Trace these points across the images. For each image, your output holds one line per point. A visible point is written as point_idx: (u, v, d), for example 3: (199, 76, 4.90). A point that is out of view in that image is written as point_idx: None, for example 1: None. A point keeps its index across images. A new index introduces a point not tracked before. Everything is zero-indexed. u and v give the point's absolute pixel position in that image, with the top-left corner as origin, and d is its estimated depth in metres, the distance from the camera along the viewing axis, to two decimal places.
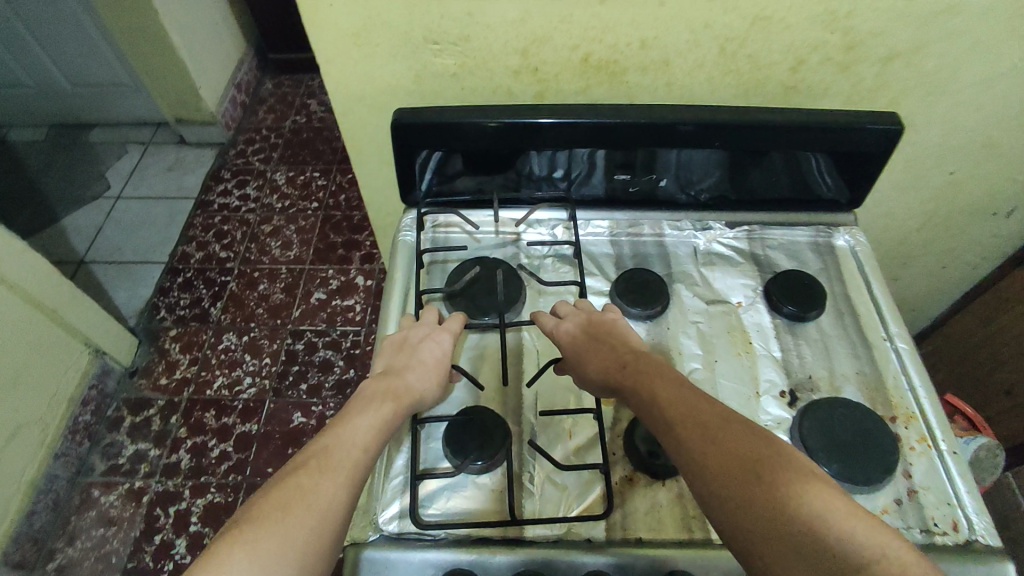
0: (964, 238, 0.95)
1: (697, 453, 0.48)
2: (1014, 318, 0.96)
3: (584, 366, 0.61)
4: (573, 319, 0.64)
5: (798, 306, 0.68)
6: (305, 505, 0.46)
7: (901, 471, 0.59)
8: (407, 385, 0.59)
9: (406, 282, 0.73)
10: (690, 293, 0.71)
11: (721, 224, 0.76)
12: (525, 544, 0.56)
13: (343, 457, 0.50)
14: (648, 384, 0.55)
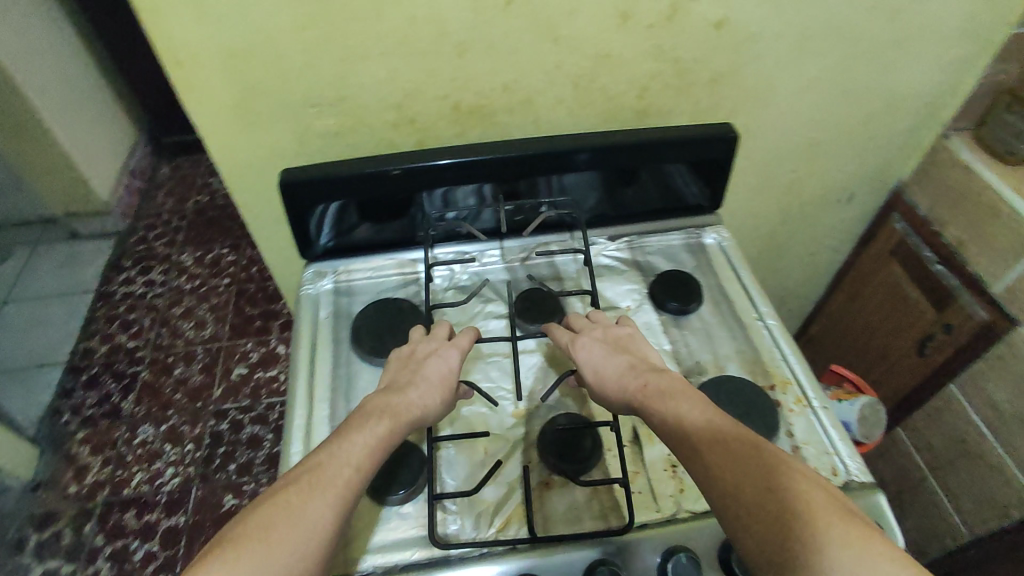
0: (819, 226, 1.08)
1: (730, 495, 0.50)
2: (875, 289, 1.10)
3: (603, 384, 0.64)
4: (587, 340, 0.67)
5: (679, 301, 0.76)
6: (291, 526, 0.49)
7: (784, 431, 0.66)
8: (406, 401, 0.61)
9: (311, 333, 0.75)
10: (583, 305, 0.78)
11: (603, 240, 0.84)
12: (452, 562, 0.57)
13: (332, 479, 0.53)
14: (667, 410, 0.57)
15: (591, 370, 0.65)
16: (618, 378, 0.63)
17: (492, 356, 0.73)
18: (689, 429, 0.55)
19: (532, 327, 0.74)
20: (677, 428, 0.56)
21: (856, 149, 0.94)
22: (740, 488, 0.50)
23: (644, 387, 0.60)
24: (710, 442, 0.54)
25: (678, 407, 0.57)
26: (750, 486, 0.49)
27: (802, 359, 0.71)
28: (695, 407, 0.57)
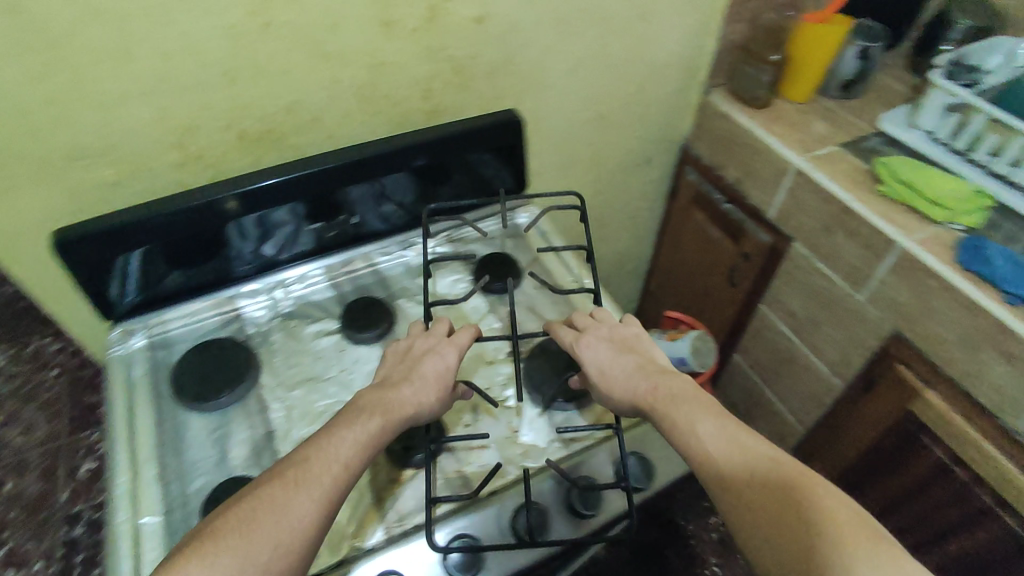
0: (628, 191, 1.19)
1: (752, 504, 0.52)
2: (686, 236, 1.23)
3: (612, 385, 0.65)
4: (593, 343, 0.69)
5: (501, 280, 0.81)
6: (277, 523, 0.49)
7: None
8: (398, 399, 0.61)
9: (120, 398, 0.68)
10: (412, 304, 0.80)
11: (423, 238, 0.87)
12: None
13: (320, 477, 0.53)
14: (679, 413, 0.59)
15: (601, 371, 0.66)
16: (626, 380, 0.65)
17: (329, 373, 0.72)
18: (705, 441, 0.57)
19: (363, 335, 0.74)
20: (695, 441, 0.57)
21: (638, 116, 1.06)
22: (763, 498, 0.51)
23: (660, 389, 0.63)
24: (730, 448, 0.56)
25: (696, 413, 0.59)
26: (778, 496, 0.51)
27: (614, 306, 0.78)
28: (712, 413, 0.59)
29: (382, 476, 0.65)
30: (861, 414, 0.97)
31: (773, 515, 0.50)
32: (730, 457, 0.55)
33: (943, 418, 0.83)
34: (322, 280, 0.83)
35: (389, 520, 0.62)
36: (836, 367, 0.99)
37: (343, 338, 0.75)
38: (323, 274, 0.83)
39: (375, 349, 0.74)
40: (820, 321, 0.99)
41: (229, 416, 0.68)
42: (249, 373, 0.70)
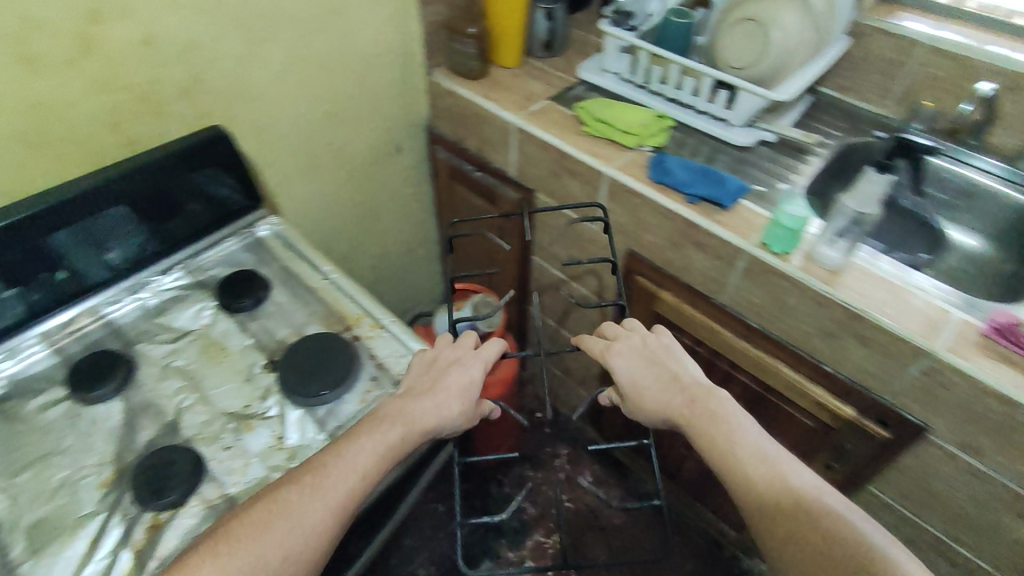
0: (388, 179, 1.22)
1: (796, 513, 0.57)
2: (455, 209, 1.30)
3: (644, 397, 0.69)
4: (626, 356, 0.72)
5: (246, 296, 0.80)
6: (297, 522, 0.56)
7: (366, 356, 0.75)
8: (419, 410, 0.66)
9: None
10: (153, 345, 0.75)
11: (154, 276, 0.82)
12: None
13: (336, 488, 0.59)
14: (711, 423, 0.64)
15: (634, 383, 0.70)
16: (657, 390, 0.69)
17: (64, 445, 0.65)
18: (741, 447, 0.62)
19: (96, 392, 0.69)
20: (733, 446, 0.62)
21: (368, 108, 1.08)
22: (801, 514, 0.57)
23: (687, 395, 0.67)
24: (770, 459, 0.61)
25: (731, 424, 0.64)
26: (819, 520, 0.56)
27: (364, 293, 0.81)
28: (742, 422, 0.64)
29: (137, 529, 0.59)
30: None
31: (823, 526, 0.56)
32: (780, 478, 0.59)
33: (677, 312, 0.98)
34: (41, 348, 0.74)
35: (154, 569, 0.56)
36: (601, 293, 1.11)
37: (76, 404, 0.69)
38: (40, 343, 0.75)
39: (114, 404, 0.69)
40: (577, 257, 1.11)
41: None
42: None
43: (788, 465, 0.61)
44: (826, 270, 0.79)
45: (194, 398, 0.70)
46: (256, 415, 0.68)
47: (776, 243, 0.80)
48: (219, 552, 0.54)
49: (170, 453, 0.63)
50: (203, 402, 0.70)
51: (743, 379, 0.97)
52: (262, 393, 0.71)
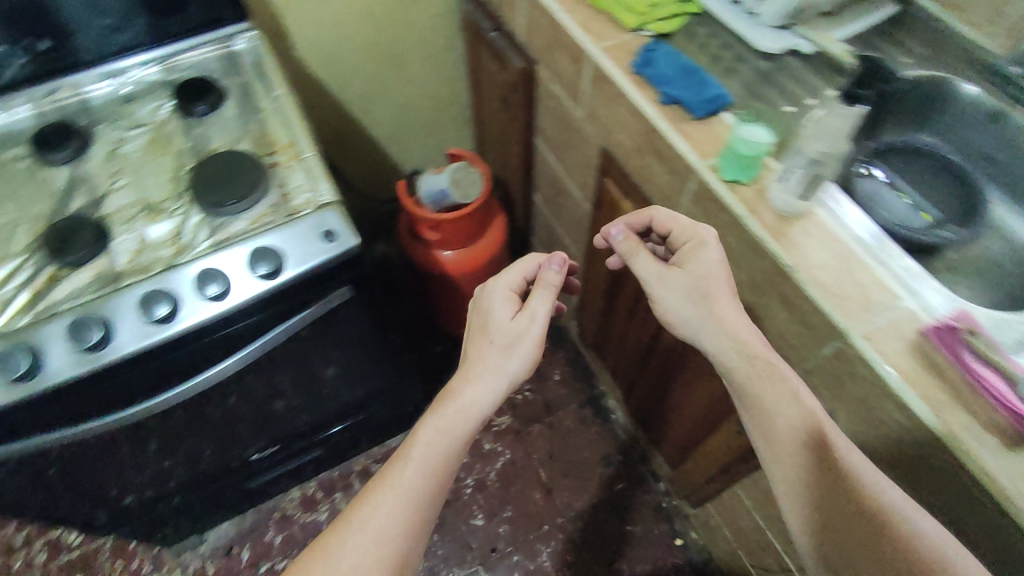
0: (414, 24, 1.17)
1: (798, 462, 0.60)
2: (480, 76, 1.22)
3: (715, 303, 0.66)
4: (718, 256, 0.66)
5: (206, 101, 0.82)
6: (420, 474, 0.63)
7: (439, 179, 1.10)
8: (494, 379, 0.68)
9: None
10: (112, 128, 0.82)
11: (131, 67, 0.86)
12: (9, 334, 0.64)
13: (433, 442, 0.65)
14: (769, 391, 0.62)
15: (703, 291, 0.66)
16: (723, 318, 0.65)
17: (16, 192, 0.76)
18: (786, 427, 0.60)
19: (56, 156, 0.78)
20: (779, 419, 0.61)
21: None
22: (803, 469, 0.59)
23: (760, 349, 0.63)
24: (787, 438, 0.60)
25: (768, 369, 0.63)
26: (802, 468, 0.60)
27: (303, 121, 0.81)
28: (780, 371, 0.62)
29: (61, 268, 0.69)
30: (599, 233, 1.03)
31: (830, 530, 0.58)
32: (835, 480, 0.57)
33: None
34: (24, 109, 0.83)
35: (42, 310, 0.67)
36: (582, 192, 1.04)
37: (37, 162, 0.78)
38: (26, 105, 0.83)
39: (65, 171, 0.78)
40: (566, 146, 1.02)
41: None
42: None
43: (786, 432, 0.60)
44: (776, 215, 0.66)
45: (127, 183, 0.77)
46: (164, 210, 0.74)
47: (738, 171, 0.68)
48: (343, 535, 0.61)
49: (76, 222, 0.72)
50: (133, 188, 0.77)
51: None
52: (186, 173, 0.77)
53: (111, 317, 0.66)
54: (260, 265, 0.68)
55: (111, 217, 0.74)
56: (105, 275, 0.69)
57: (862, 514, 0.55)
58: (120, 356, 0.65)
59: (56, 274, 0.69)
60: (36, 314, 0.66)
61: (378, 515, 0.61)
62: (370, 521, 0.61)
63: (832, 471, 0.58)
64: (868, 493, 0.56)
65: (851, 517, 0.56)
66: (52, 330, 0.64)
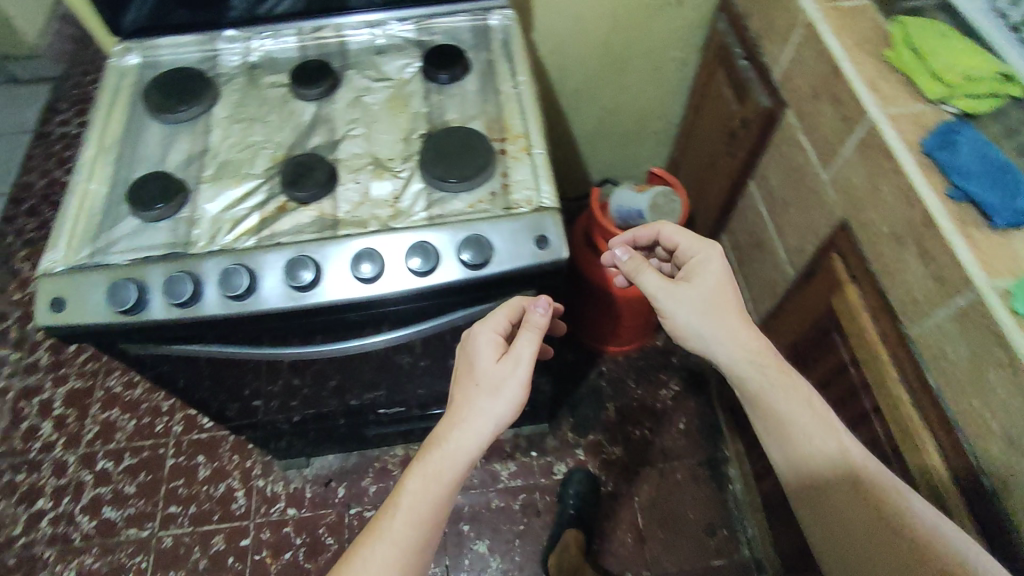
0: (656, 31, 1.11)
1: (813, 471, 0.65)
2: (708, 99, 1.14)
3: (721, 318, 0.69)
4: (718, 272, 0.71)
5: (449, 71, 0.82)
6: (408, 527, 0.64)
7: (635, 200, 1.03)
8: (479, 430, 0.65)
9: (104, 123, 0.80)
10: (360, 76, 0.84)
11: (391, 20, 0.88)
12: (234, 252, 0.68)
13: (424, 486, 0.65)
14: (774, 395, 0.67)
15: (704, 305, 0.69)
16: (731, 333, 0.68)
17: (267, 117, 0.81)
18: (802, 432, 0.65)
19: (306, 91, 0.81)
20: (798, 433, 0.66)
21: None
22: (816, 477, 0.65)
23: (772, 357, 0.67)
24: (798, 450, 0.66)
25: (778, 389, 0.67)
26: (820, 478, 0.65)
27: (539, 114, 0.78)
28: (786, 378, 0.67)
29: (289, 202, 0.72)
30: (800, 305, 0.93)
31: (852, 547, 0.62)
32: (815, 480, 0.65)
33: (850, 317, 0.78)
34: (291, 41, 0.88)
35: (264, 236, 0.70)
36: (791, 255, 0.94)
37: (290, 92, 0.83)
38: (294, 36, 0.88)
39: (311, 107, 0.81)
40: (789, 202, 0.92)
41: (181, 129, 0.80)
42: (202, 100, 0.81)
43: (801, 443, 0.65)
44: None
45: (362, 133, 0.79)
46: (391, 170, 0.75)
47: None
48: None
49: (313, 160, 0.74)
50: (366, 139, 0.78)
51: (878, 432, 0.77)
52: (418, 137, 0.78)
53: (323, 263, 0.67)
54: (467, 253, 0.67)
55: (341, 162, 0.76)
56: (326, 219, 0.71)
57: (873, 521, 0.61)
58: (321, 302, 0.66)
59: (284, 206, 0.73)
60: (259, 239, 0.69)
61: (369, 557, 0.63)
62: (363, 562, 0.63)
63: (853, 487, 0.62)
64: (869, 494, 0.62)
65: (868, 526, 0.61)
66: (271, 260, 0.67)
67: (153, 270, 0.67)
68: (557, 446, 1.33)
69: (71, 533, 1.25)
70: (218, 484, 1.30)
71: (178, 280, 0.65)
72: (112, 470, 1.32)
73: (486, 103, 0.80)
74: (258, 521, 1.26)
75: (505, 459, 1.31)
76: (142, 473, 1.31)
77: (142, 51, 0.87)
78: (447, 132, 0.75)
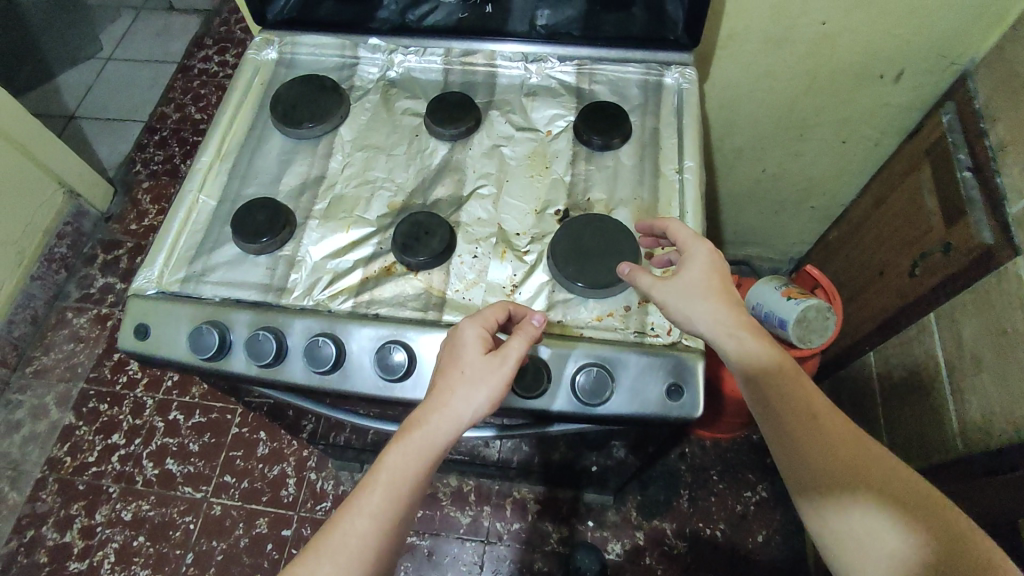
0: (855, 106, 0.92)
1: (804, 439, 0.51)
2: (897, 196, 0.94)
3: (697, 301, 0.55)
4: (704, 256, 0.56)
5: (604, 135, 0.69)
6: (369, 540, 0.51)
7: (785, 308, 0.87)
8: (454, 423, 0.52)
9: (226, 123, 0.74)
10: (502, 120, 0.73)
11: (551, 58, 0.76)
12: (328, 314, 0.61)
13: (395, 485, 0.52)
14: (757, 363, 0.53)
15: (683, 287, 0.55)
16: (710, 316, 0.54)
17: (393, 150, 0.72)
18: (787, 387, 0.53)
19: (439, 129, 0.71)
20: (783, 394, 0.52)
21: (914, 5, 0.75)
22: (806, 445, 0.51)
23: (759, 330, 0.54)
24: (784, 418, 0.52)
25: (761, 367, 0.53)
26: (809, 446, 0.51)
27: (701, 215, 0.65)
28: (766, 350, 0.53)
29: (398, 264, 0.64)
30: (954, 493, 0.75)
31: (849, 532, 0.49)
32: (805, 450, 0.51)
33: None
34: (436, 61, 0.78)
35: (363, 300, 0.63)
36: (966, 428, 0.76)
37: (424, 125, 0.73)
38: (441, 56, 0.78)
39: (442, 148, 0.72)
40: (983, 365, 0.74)
41: (302, 146, 0.73)
42: (330, 118, 0.73)
43: (787, 406, 0.52)
44: None
45: (490, 193, 0.69)
46: (515, 248, 0.65)
47: None
48: None
49: (433, 220, 0.65)
50: (494, 202, 0.68)
51: None
52: (553, 212, 0.67)
53: (420, 354, 0.59)
54: (583, 383, 0.56)
55: (462, 227, 0.66)
56: (433, 296, 0.63)
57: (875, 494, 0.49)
58: (409, 397, 0.59)
59: (391, 267, 0.65)
60: (357, 305, 0.62)
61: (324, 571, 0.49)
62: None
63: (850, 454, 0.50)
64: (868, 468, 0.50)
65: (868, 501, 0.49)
66: (364, 335, 0.60)
67: (242, 317, 0.61)
68: (616, 522, 1.22)
69: (135, 475, 1.30)
70: (274, 465, 1.30)
71: (262, 337, 0.59)
72: (181, 424, 1.35)
73: (641, 187, 0.68)
74: (302, 514, 1.26)
75: (558, 521, 1.22)
76: (207, 433, 1.34)
77: (281, 45, 0.81)
78: (588, 219, 0.64)
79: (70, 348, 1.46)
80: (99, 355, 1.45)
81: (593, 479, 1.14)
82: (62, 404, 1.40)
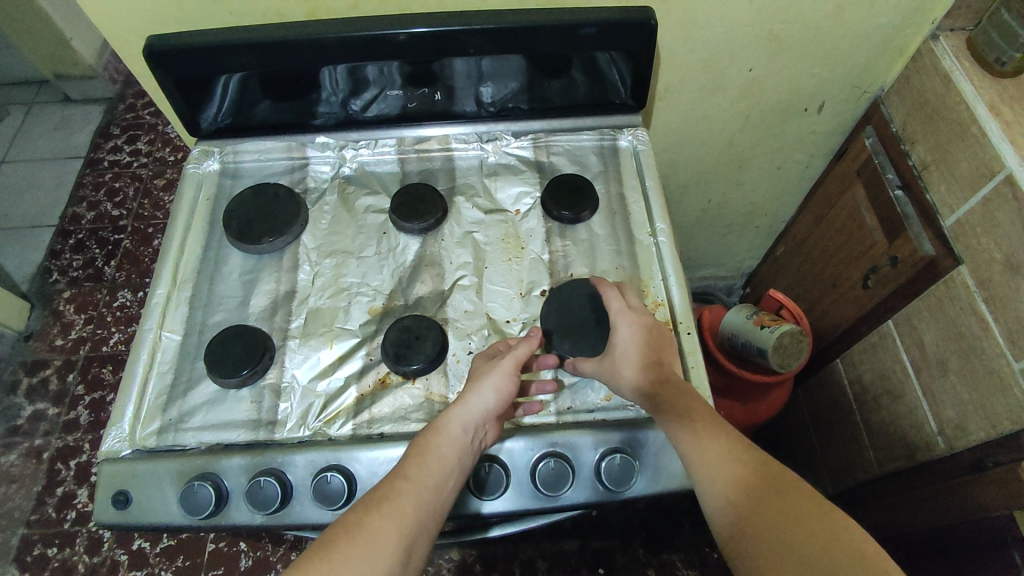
0: (784, 136, 0.98)
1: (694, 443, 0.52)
2: (837, 213, 1.01)
3: (617, 369, 0.57)
4: (631, 326, 0.59)
5: (572, 209, 0.70)
6: (400, 511, 0.49)
7: (759, 336, 0.90)
8: (474, 411, 0.54)
9: (178, 246, 0.70)
10: (469, 205, 0.73)
11: (506, 135, 0.77)
12: (326, 444, 0.58)
13: (429, 462, 0.52)
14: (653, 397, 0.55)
15: (607, 357, 0.59)
16: (627, 383, 0.57)
17: (363, 252, 0.70)
18: (678, 399, 0.54)
19: (406, 224, 0.69)
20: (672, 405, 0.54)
21: (828, 46, 0.81)
22: (697, 448, 0.52)
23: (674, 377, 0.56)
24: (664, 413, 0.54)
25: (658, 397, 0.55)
26: (697, 447, 0.52)
27: (682, 277, 0.67)
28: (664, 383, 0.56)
29: (393, 374, 0.62)
30: (943, 491, 0.79)
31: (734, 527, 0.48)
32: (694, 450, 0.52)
33: None
34: (390, 152, 0.77)
35: (363, 420, 0.60)
36: (944, 427, 0.81)
37: (390, 222, 0.72)
38: (394, 147, 0.77)
39: (413, 243, 0.70)
40: (949, 368, 0.79)
41: (265, 262, 0.70)
42: (292, 227, 0.70)
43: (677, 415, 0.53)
44: None
45: (472, 282, 0.68)
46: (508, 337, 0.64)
47: None
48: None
49: (422, 323, 0.63)
50: (478, 291, 0.67)
51: None
52: (538, 292, 0.67)
53: None
54: (606, 472, 0.56)
55: (450, 323, 0.65)
56: (436, 402, 0.61)
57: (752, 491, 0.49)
58: None
59: (385, 378, 0.62)
60: (359, 428, 0.59)
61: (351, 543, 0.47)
62: (340, 547, 0.47)
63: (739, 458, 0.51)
64: (749, 466, 0.50)
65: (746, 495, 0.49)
66: (373, 461, 0.57)
67: (233, 461, 0.57)
68: (626, 563, 1.18)
69: None
70: None
71: (262, 483, 0.55)
72: (147, 552, 1.23)
73: (619, 257, 0.69)
74: None
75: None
76: (180, 557, 1.22)
77: (222, 154, 0.77)
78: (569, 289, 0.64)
79: (4, 492, 1.32)
80: (39, 493, 1.31)
81: (597, 529, 1.12)
82: (3, 556, 1.25)
